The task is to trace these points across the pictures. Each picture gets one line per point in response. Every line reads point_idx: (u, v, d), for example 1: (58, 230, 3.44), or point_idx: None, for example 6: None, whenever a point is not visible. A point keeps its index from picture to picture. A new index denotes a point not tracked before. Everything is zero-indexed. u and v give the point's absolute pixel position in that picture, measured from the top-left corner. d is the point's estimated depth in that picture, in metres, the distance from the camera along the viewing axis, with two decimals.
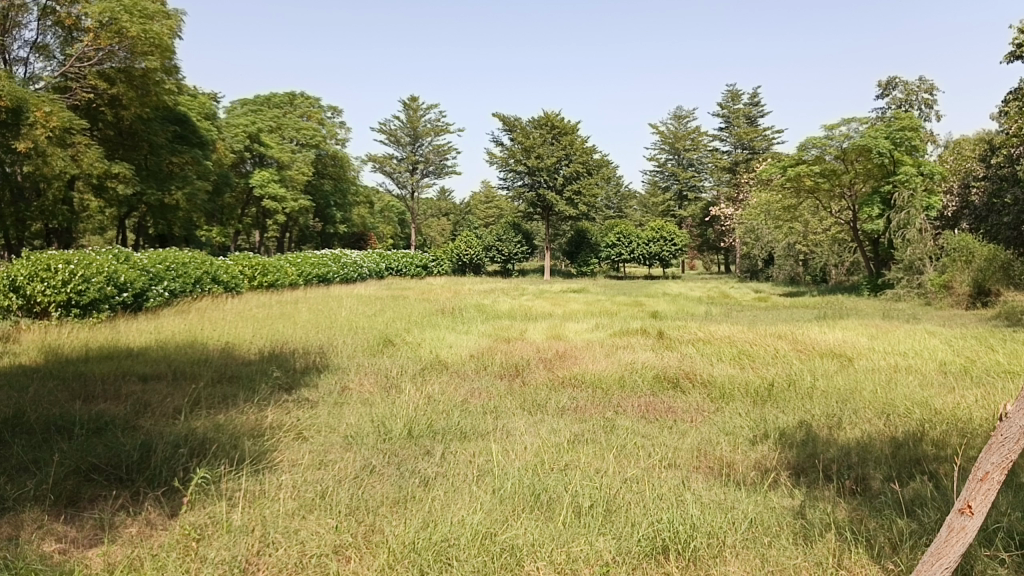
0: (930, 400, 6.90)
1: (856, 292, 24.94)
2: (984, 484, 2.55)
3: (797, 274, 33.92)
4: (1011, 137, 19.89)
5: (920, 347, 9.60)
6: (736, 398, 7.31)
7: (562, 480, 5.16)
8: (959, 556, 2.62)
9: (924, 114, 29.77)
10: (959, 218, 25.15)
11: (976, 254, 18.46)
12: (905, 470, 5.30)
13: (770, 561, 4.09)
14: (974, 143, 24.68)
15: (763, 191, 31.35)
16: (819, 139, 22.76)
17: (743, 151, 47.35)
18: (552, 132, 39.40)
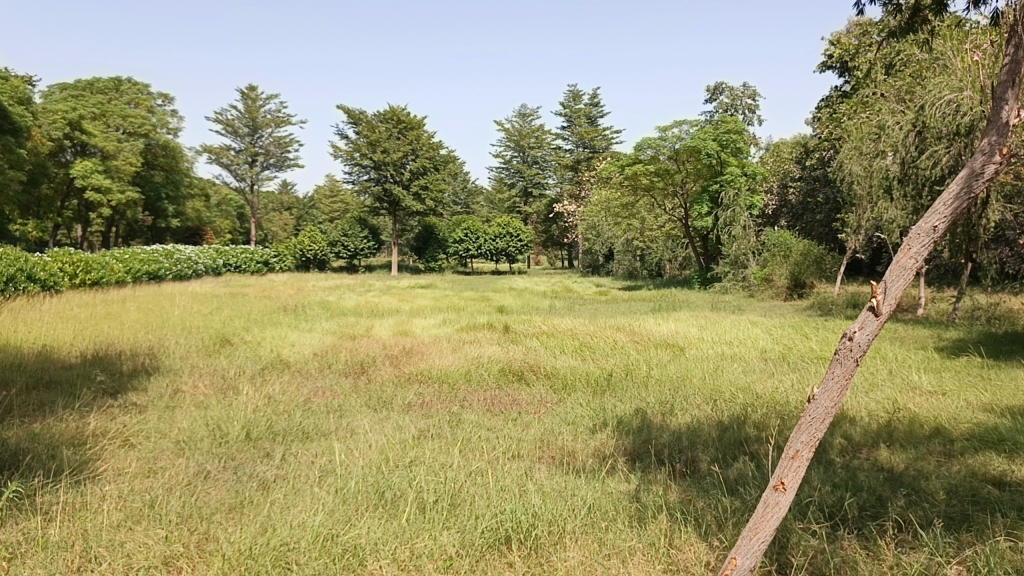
0: (753, 385, 7.40)
1: (689, 286, 26.28)
2: (795, 462, 2.76)
3: (635, 269, 35.40)
4: (823, 141, 21.64)
5: (744, 336, 10.27)
6: (577, 389, 7.54)
7: (407, 476, 5.13)
8: (774, 530, 2.76)
9: (748, 118, 31.80)
10: (779, 217, 27.04)
11: (793, 249, 19.91)
12: (730, 452, 5.65)
13: (607, 545, 4.25)
14: (791, 146, 26.61)
15: (603, 189, 32.43)
16: (653, 140, 23.71)
17: (583, 150, 49.04)
18: (398, 126, 39.16)
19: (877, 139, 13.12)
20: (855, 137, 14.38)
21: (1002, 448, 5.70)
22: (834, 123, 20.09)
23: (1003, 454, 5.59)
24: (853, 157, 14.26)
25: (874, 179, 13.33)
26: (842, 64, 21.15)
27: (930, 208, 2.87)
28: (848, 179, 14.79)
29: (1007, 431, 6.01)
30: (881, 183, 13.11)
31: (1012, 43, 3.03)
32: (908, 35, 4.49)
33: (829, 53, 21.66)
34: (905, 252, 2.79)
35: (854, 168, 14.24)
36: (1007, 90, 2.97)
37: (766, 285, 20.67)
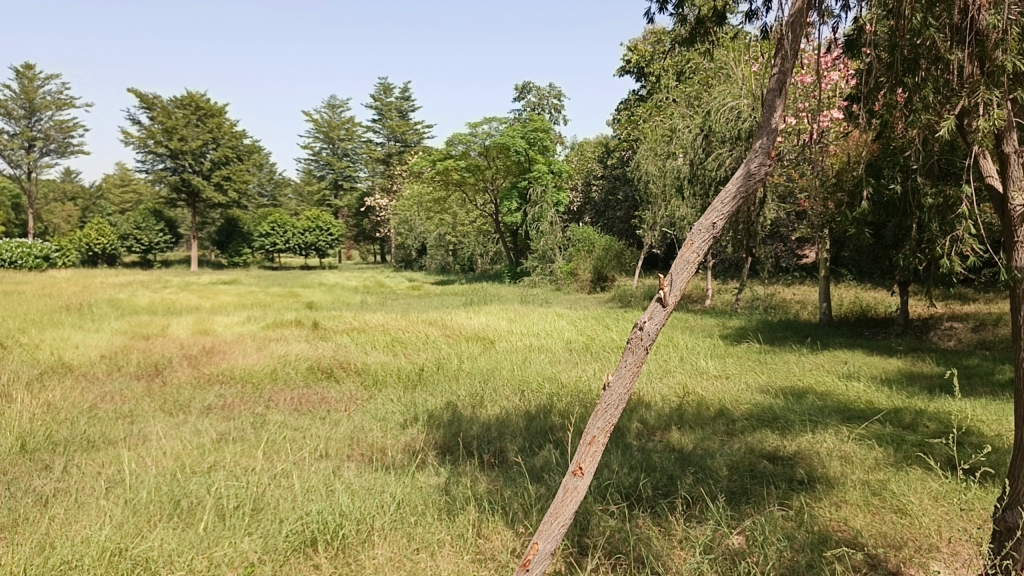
0: (558, 375, 7.69)
1: (499, 280, 26.80)
2: (592, 447, 2.86)
3: (447, 263, 35.76)
4: (623, 142, 22.84)
5: (551, 328, 10.63)
6: (387, 384, 7.49)
7: (205, 483, 4.87)
8: (573, 514, 2.84)
9: (554, 118, 32.90)
10: (583, 213, 28.22)
11: (597, 243, 20.85)
12: (536, 440, 5.83)
13: (416, 539, 4.25)
14: (594, 146, 27.84)
15: (415, 184, 32.44)
16: (464, 136, 24.00)
17: (395, 144, 48.98)
18: (196, 113, 37.14)
19: (670, 141, 14.01)
20: (651, 139, 15.27)
21: (776, 426, 6.27)
22: (632, 125, 21.22)
23: (776, 431, 6.15)
24: (649, 158, 15.13)
25: (667, 179, 14.22)
26: (639, 70, 22.38)
27: (710, 206, 3.10)
28: (644, 178, 15.67)
29: (780, 410, 6.62)
30: (674, 183, 14.01)
31: (779, 55, 3.33)
32: (693, 45, 4.78)
33: (626, 58, 22.83)
34: (689, 247, 3.00)
35: (650, 168, 15.10)
36: (774, 98, 3.26)
37: (572, 279, 21.50)
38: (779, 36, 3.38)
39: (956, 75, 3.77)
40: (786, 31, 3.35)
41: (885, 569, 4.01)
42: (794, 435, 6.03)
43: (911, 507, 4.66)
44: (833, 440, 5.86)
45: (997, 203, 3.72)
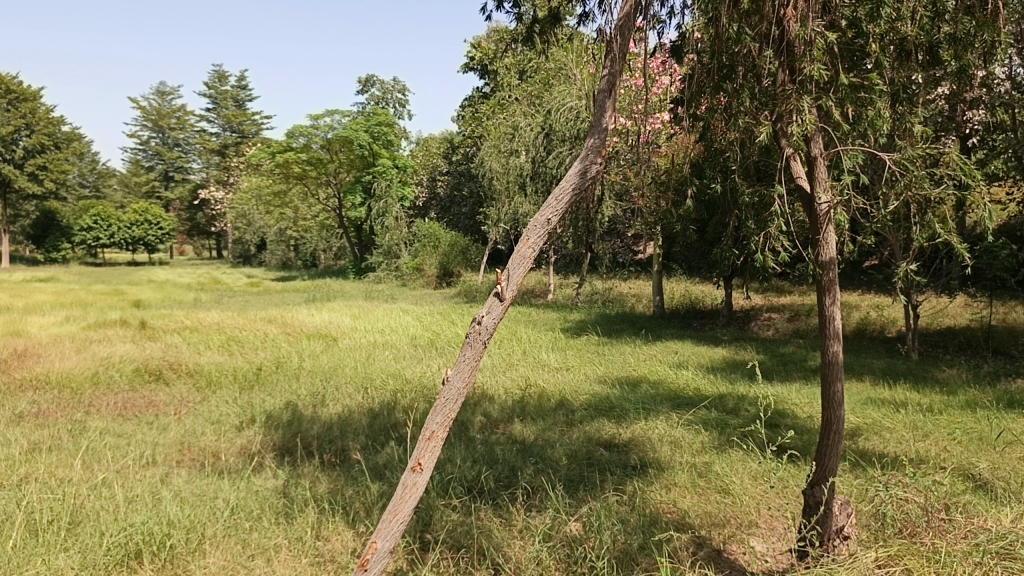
0: (402, 371, 7.64)
1: (343, 276, 26.31)
2: (431, 442, 2.86)
3: (288, 258, 34.82)
4: (468, 139, 22.99)
5: (396, 324, 10.55)
6: (222, 385, 7.18)
7: (14, 497, 4.47)
8: (412, 510, 2.83)
9: (398, 112, 32.56)
10: (427, 209, 28.18)
11: (441, 239, 20.92)
12: (378, 438, 5.77)
13: (251, 545, 4.10)
14: (439, 141, 27.86)
15: (253, 177, 31.27)
16: (304, 128, 23.39)
17: (232, 135, 46.99)
18: (6, 96, 34.15)
19: (512, 138, 14.23)
20: (494, 136, 15.43)
21: (612, 414, 6.51)
22: (477, 122, 21.39)
23: (612, 419, 6.39)
24: (492, 155, 15.29)
25: (510, 176, 14.47)
26: (483, 67, 22.57)
27: (545, 203, 3.18)
28: (487, 175, 15.82)
29: (616, 400, 6.88)
30: (517, 180, 14.29)
31: (608, 57, 3.45)
32: (530, 44, 4.86)
33: (470, 55, 22.97)
34: (525, 242, 3.08)
35: (494, 165, 15.27)
36: (605, 99, 3.39)
37: (418, 275, 21.48)
38: (609, 38, 3.49)
39: (769, 82, 4.03)
40: (615, 34, 3.47)
41: (710, 546, 4.26)
42: (629, 423, 6.28)
43: (733, 487, 4.97)
44: (664, 426, 6.16)
45: (805, 203, 4.05)
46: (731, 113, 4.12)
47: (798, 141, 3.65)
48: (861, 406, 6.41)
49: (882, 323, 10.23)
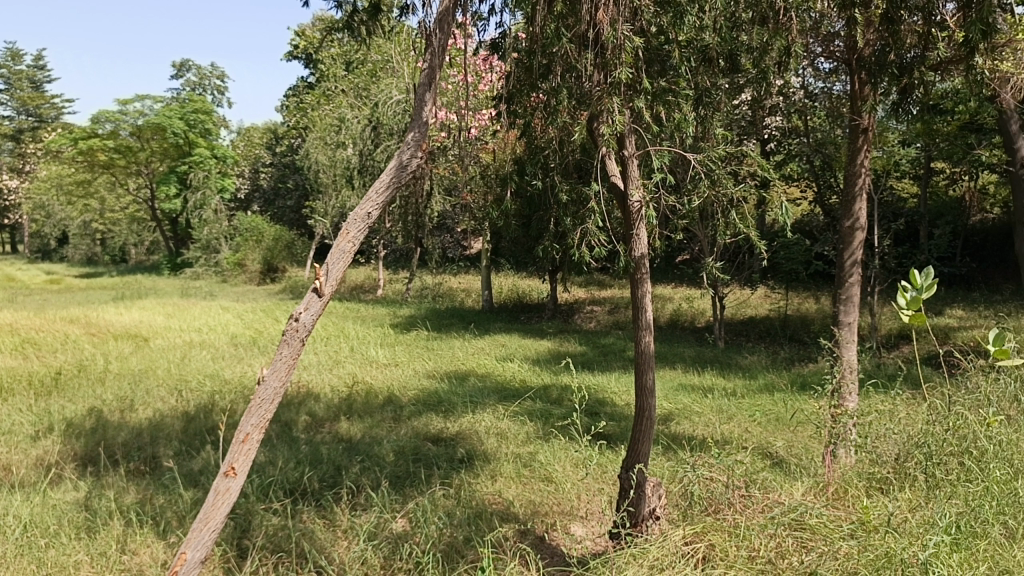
0: (220, 372, 7.30)
1: (158, 272, 24.78)
2: (245, 445, 2.74)
3: (94, 253, 32.72)
4: (292, 129, 22.30)
5: (214, 322, 10.07)
6: (15, 392, 6.56)
7: None
8: (225, 517, 2.70)
9: (216, 99, 30.92)
10: (248, 201, 27.10)
11: (264, 233, 20.20)
12: (193, 443, 5.48)
13: (47, 564, 3.77)
14: (262, 131, 26.85)
15: (52, 165, 28.82)
16: (111, 113, 22.09)
17: (27, 118, 43.08)
18: None
19: (338, 131, 13.95)
20: (319, 128, 15.02)
21: (440, 409, 6.52)
22: (301, 112, 20.79)
23: (440, 413, 6.40)
24: (318, 147, 14.92)
25: (337, 169, 14.49)
26: (308, 57, 21.94)
27: (365, 196, 3.14)
28: (313, 167, 15.38)
29: (444, 394, 6.90)
30: (344, 173, 14.29)
31: (428, 51, 3.44)
32: (351, 35, 4.76)
33: (294, 43, 22.27)
34: (344, 236, 3.05)
35: (320, 158, 14.88)
36: (425, 92, 3.37)
37: (239, 270, 20.64)
38: (428, 31, 3.49)
39: (585, 83, 4.16)
40: (434, 29, 3.46)
41: (533, 534, 4.38)
42: (456, 417, 6.31)
43: (556, 474, 5.12)
44: (490, 418, 6.24)
45: (619, 200, 4.23)
46: (549, 111, 4.23)
47: (611, 141, 3.80)
48: (674, 392, 6.78)
49: (693, 314, 10.88)
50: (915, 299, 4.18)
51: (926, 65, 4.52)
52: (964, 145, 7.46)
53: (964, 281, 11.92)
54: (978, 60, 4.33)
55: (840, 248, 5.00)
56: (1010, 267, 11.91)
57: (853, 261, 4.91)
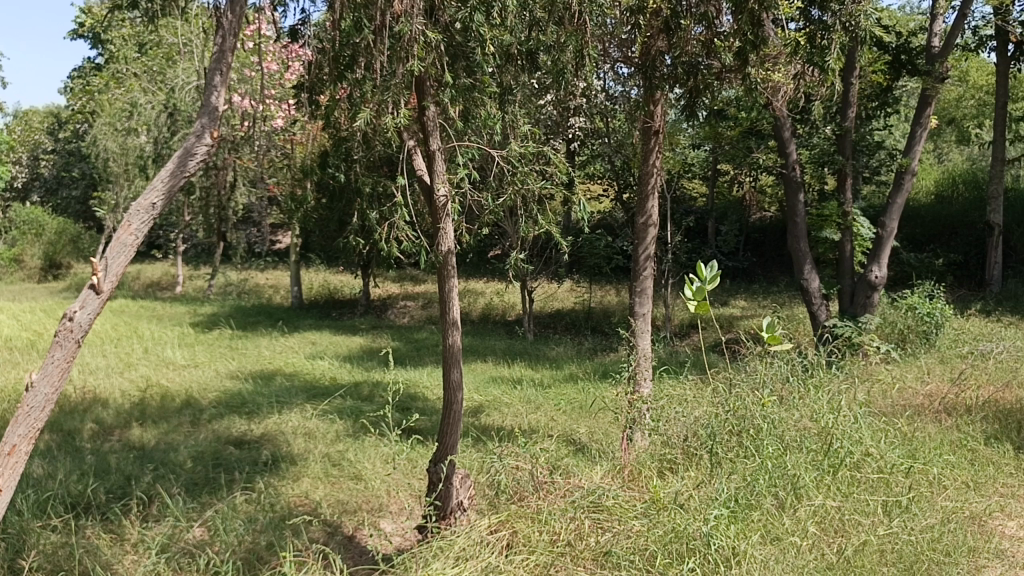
0: None
1: None
2: (11, 458, 2.50)
3: None
4: (77, 114, 20.61)
5: None
6: None
7: None
8: None
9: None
10: (30, 192, 23.69)
11: (46, 226, 18.54)
12: None
13: None
14: (42, 115, 24.61)
15: None
16: None
17: None
18: None
19: (130, 116, 13.03)
20: (107, 113, 13.95)
21: (244, 410, 6.26)
22: (87, 96, 19.24)
23: (243, 415, 6.13)
24: (107, 134, 13.88)
25: (131, 158, 13.68)
26: (95, 36, 20.35)
27: (149, 184, 2.95)
28: (101, 155, 14.29)
29: (248, 395, 6.62)
30: (140, 162, 13.45)
31: (220, 32, 3.22)
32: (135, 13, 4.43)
33: (79, 20, 20.55)
34: (126, 228, 2.85)
35: (110, 146, 13.83)
36: (216, 77, 3.17)
37: (16, 267, 18.82)
38: (219, 11, 3.27)
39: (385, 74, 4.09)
40: (225, 8, 3.24)
41: (342, 534, 4.31)
42: (261, 418, 6.08)
43: (365, 472, 5.05)
44: (297, 418, 6.06)
45: (424, 194, 4.22)
46: (351, 102, 4.13)
47: (393, 132, 3.83)
48: (484, 385, 6.88)
49: (504, 308, 11.11)
50: (700, 290, 4.49)
51: (707, 71, 4.85)
52: (746, 149, 8.08)
53: (745, 274, 12.98)
54: (751, 69, 4.70)
55: (634, 243, 5.26)
56: (786, 261, 13.09)
57: (646, 255, 5.17)
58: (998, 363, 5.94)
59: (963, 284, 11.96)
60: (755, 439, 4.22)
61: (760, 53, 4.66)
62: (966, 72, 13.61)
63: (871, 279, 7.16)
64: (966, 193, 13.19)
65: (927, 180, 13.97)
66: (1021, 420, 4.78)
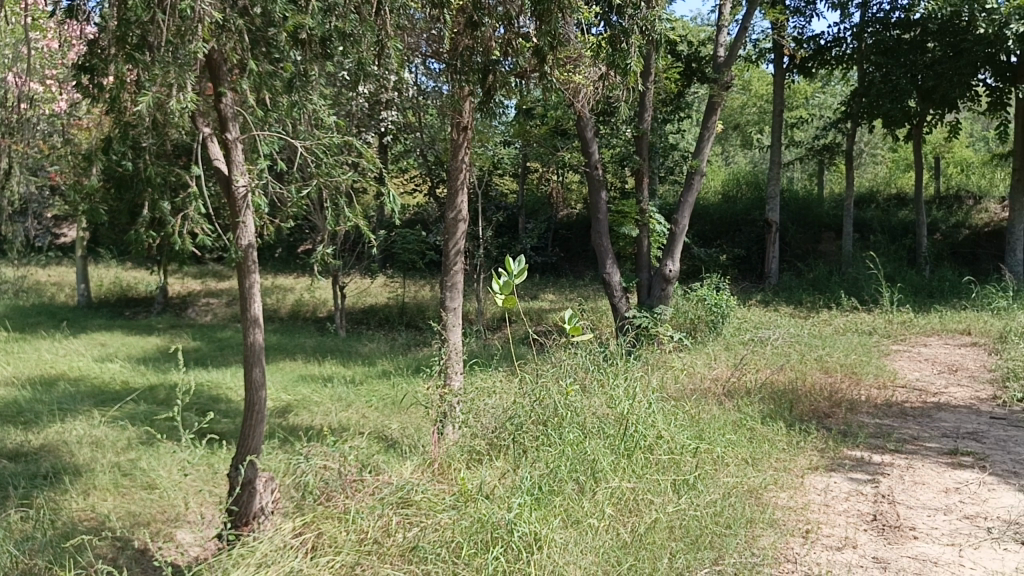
0: None
1: None
2: None
3: None
4: None
5: None
6: None
7: None
8: None
9: None
10: None
11: None
12: None
13: None
14: None
15: None
16: None
17: None
18: None
19: None
20: None
21: (19, 421, 5.70)
22: None
23: (19, 426, 5.59)
24: None
25: None
26: None
27: None
28: None
29: (25, 403, 6.04)
30: None
31: None
32: None
33: None
34: None
35: None
36: None
37: None
38: None
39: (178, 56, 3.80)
40: None
41: (133, 549, 4.03)
42: (39, 428, 5.56)
43: (159, 480, 4.74)
44: (82, 427, 5.60)
45: (223, 185, 3.98)
46: (137, 84, 3.82)
47: (183, 119, 3.57)
48: (292, 385, 6.66)
49: (314, 304, 10.84)
50: (507, 283, 4.53)
51: (509, 68, 4.95)
52: (554, 147, 8.31)
53: (554, 269, 13.42)
54: (550, 68, 4.86)
55: (444, 239, 5.22)
56: (592, 256, 13.65)
57: (456, 250, 5.15)
58: (775, 349, 6.50)
59: (747, 277, 13.01)
60: (558, 428, 4.35)
61: (559, 54, 4.82)
62: (749, 82, 14.80)
63: (665, 273, 7.57)
64: (749, 193, 14.36)
65: (716, 181, 15.06)
66: (791, 399, 5.26)
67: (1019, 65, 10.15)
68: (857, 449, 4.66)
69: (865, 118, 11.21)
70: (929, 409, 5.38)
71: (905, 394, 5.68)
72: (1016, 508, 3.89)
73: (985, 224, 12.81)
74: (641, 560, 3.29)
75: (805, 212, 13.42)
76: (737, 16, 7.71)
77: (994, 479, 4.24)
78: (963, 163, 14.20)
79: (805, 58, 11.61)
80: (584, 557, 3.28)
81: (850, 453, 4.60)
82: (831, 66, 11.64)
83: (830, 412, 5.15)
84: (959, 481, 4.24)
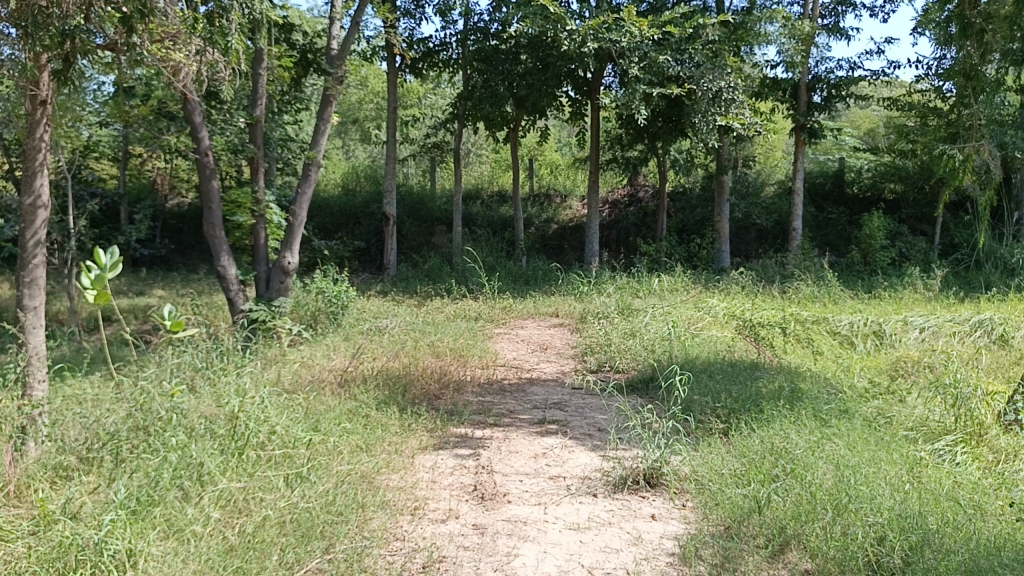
0: None
1: None
2: None
3: None
4: None
5: None
6: None
7: None
8: None
9: None
10: None
11: None
12: None
13: None
14: None
15: None
16: None
17: None
18: None
19: None
20: None
21: None
22: None
23: None
24: None
25: None
26: None
27: None
28: None
29: None
30: None
31: None
32: None
33: None
34: None
35: None
36: None
37: None
38: None
39: None
40: None
41: None
42: None
43: None
44: None
45: None
46: None
47: None
48: None
49: None
50: (99, 278, 4.07)
51: (94, 38, 4.46)
52: (158, 130, 7.66)
53: (164, 262, 12.49)
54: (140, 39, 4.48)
55: (20, 226, 4.45)
56: (205, 248, 12.91)
57: (36, 240, 4.42)
58: (390, 337, 6.75)
59: (367, 268, 13.36)
60: (162, 431, 4.02)
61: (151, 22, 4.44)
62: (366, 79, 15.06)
63: (284, 266, 7.47)
64: (368, 186, 14.68)
65: (335, 173, 15.14)
66: (404, 384, 5.48)
67: (593, 81, 11.65)
68: (461, 427, 5.01)
69: (471, 120, 12.12)
70: (523, 384, 5.99)
71: (503, 372, 6.26)
72: (588, 466, 4.48)
73: (570, 220, 14.64)
74: (249, 560, 3.14)
75: (421, 207, 14.11)
76: (348, 11, 7.80)
77: (573, 441, 4.84)
78: (553, 165, 15.68)
79: (415, 58, 12.12)
80: (184, 566, 3.04)
81: (456, 430, 4.94)
82: (439, 68, 12.30)
83: (439, 393, 5.47)
84: (545, 446, 4.76)
